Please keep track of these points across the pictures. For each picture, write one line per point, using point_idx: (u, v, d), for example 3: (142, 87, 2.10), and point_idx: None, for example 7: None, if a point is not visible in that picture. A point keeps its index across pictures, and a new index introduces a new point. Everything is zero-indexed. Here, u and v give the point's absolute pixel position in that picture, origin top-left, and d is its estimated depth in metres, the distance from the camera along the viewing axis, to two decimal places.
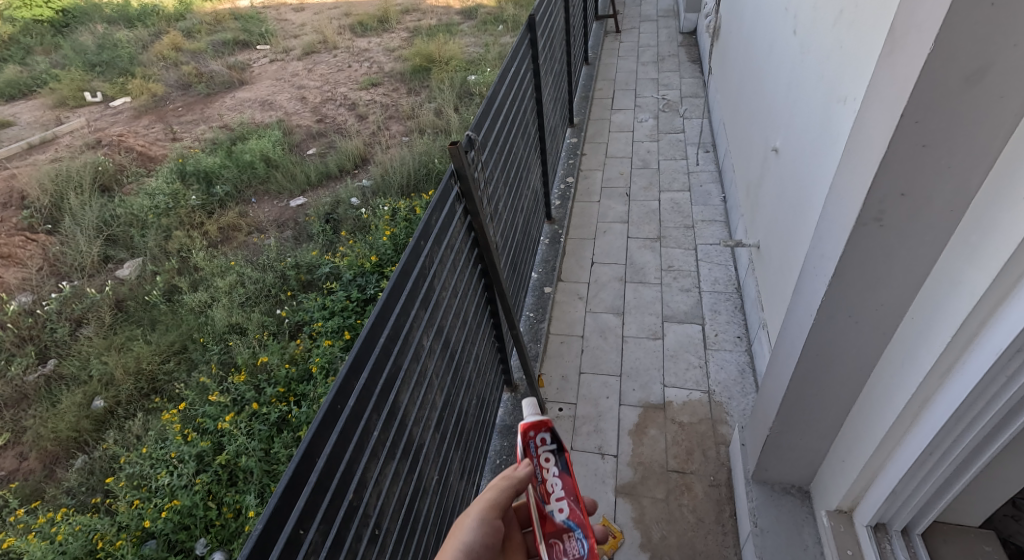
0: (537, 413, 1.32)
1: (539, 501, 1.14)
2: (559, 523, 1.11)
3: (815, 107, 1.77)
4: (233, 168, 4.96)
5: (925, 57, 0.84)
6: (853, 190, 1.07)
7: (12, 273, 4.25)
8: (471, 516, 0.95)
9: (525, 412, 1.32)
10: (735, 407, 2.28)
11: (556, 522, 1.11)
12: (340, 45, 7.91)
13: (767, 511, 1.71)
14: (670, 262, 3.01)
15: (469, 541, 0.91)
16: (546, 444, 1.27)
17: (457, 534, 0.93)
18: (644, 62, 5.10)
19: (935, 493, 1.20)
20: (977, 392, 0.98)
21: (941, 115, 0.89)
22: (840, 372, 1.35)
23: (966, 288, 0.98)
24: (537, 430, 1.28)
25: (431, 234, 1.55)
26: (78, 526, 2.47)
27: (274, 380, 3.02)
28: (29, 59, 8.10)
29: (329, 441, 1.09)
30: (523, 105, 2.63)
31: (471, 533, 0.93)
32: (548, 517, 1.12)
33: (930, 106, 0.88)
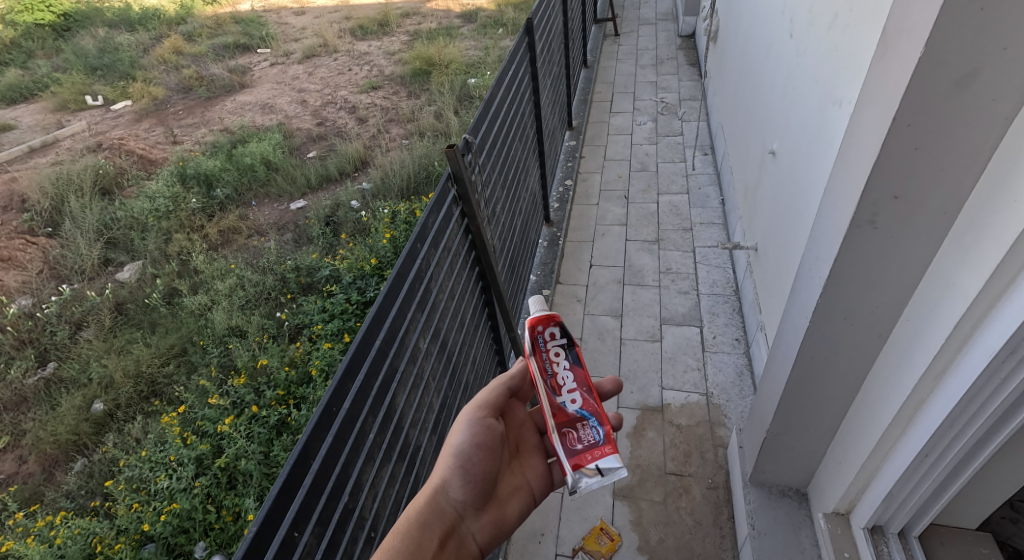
0: (543, 308, 1.34)
1: (551, 394, 1.25)
2: (572, 413, 1.22)
3: (811, 110, 1.78)
4: (233, 171, 4.96)
5: (916, 61, 0.85)
6: (847, 192, 1.08)
7: (12, 276, 4.25)
8: (463, 421, 1.20)
9: (532, 308, 1.33)
10: (733, 410, 2.28)
11: (568, 412, 1.22)
12: (341, 49, 7.93)
13: (765, 513, 1.71)
14: (669, 264, 3.02)
15: (460, 440, 1.17)
16: (557, 339, 1.31)
17: (453, 437, 1.19)
18: (643, 64, 5.12)
19: (932, 494, 1.20)
20: (972, 393, 0.98)
21: (933, 119, 0.89)
22: (836, 374, 1.35)
23: (960, 290, 0.98)
24: (546, 325, 1.30)
25: (428, 237, 1.56)
26: (77, 530, 2.48)
27: (273, 383, 3.02)
28: (30, 62, 8.12)
29: (324, 443, 1.09)
30: (521, 109, 2.64)
31: (463, 434, 1.19)
32: (561, 409, 1.22)
33: (922, 110, 0.89)
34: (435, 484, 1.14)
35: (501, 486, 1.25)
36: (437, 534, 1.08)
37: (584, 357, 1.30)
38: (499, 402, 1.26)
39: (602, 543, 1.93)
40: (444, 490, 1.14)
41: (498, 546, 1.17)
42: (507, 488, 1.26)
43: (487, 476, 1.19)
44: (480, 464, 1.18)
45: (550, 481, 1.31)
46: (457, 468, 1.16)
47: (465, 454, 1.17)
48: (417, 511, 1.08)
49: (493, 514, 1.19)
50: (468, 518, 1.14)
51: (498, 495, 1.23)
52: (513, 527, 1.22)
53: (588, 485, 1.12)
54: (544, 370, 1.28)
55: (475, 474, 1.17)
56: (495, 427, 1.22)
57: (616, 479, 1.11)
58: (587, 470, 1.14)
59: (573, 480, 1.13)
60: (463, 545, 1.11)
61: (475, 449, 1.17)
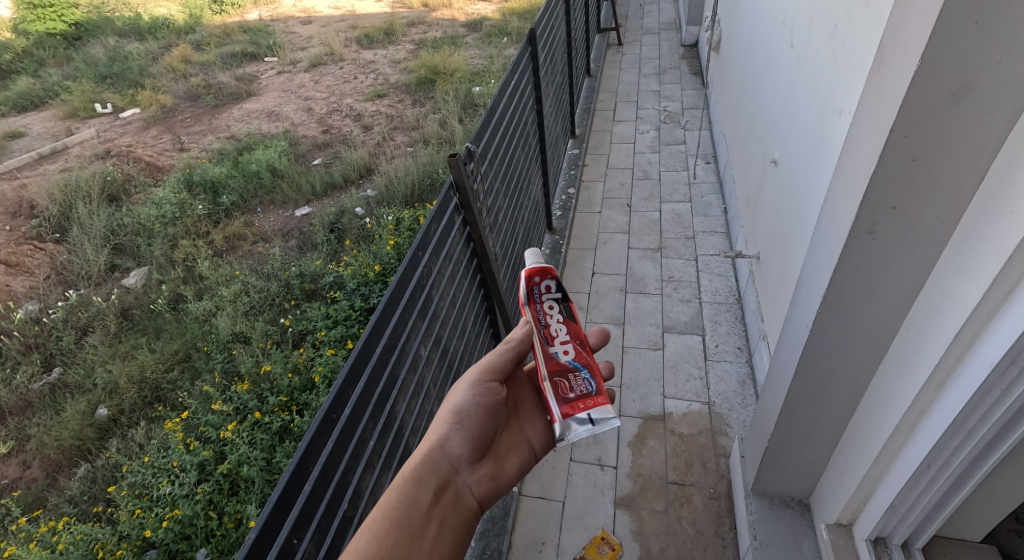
0: (540, 260, 1.35)
1: (545, 344, 1.26)
2: (565, 363, 1.23)
3: (811, 120, 1.78)
4: (239, 178, 5.00)
5: (911, 75, 0.86)
6: (846, 202, 1.08)
7: (19, 282, 4.30)
8: (462, 383, 1.21)
9: (527, 259, 1.34)
10: (735, 419, 2.27)
11: (561, 362, 1.24)
12: (346, 57, 8.01)
13: (767, 524, 1.70)
14: (671, 272, 3.02)
15: (460, 400, 1.19)
16: (551, 293, 1.34)
17: (452, 397, 1.20)
18: (646, 74, 5.15)
19: (935, 506, 1.19)
20: (973, 404, 0.98)
21: (929, 130, 0.90)
22: (837, 384, 1.35)
23: (959, 299, 0.98)
24: (542, 277, 1.32)
25: (430, 245, 1.56)
26: (80, 536, 2.48)
27: (276, 389, 3.03)
28: (41, 71, 8.23)
29: (324, 451, 1.09)
30: (524, 117, 2.66)
31: (462, 393, 1.20)
32: (555, 358, 1.24)
33: (918, 121, 0.89)
34: (432, 441, 1.14)
35: (501, 442, 1.25)
36: (434, 487, 1.07)
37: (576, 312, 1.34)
38: (506, 364, 1.26)
39: (602, 552, 1.92)
40: (442, 446, 1.14)
41: (497, 500, 1.16)
42: (506, 445, 1.26)
43: (485, 433, 1.20)
44: (478, 422, 1.18)
45: (552, 439, 1.29)
46: (454, 425, 1.17)
47: (464, 413, 1.18)
48: (413, 466, 1.09)
49: (491, 469, 1.19)
50: (466, 473, 1.14)
51: (497, 451, 1.23)
52: (512, 481, 1.21)
53: (576, 434, 1.13)
54: (539, 321, 1.29)
55: (473, 432, 1.18)
56: (497, 387, 1.23)
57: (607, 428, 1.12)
58: (579, 418, 1.15)
59: (563, 427, 1.14)
60: (462, 498, 1.10)
61: (474, 408, 1.18)
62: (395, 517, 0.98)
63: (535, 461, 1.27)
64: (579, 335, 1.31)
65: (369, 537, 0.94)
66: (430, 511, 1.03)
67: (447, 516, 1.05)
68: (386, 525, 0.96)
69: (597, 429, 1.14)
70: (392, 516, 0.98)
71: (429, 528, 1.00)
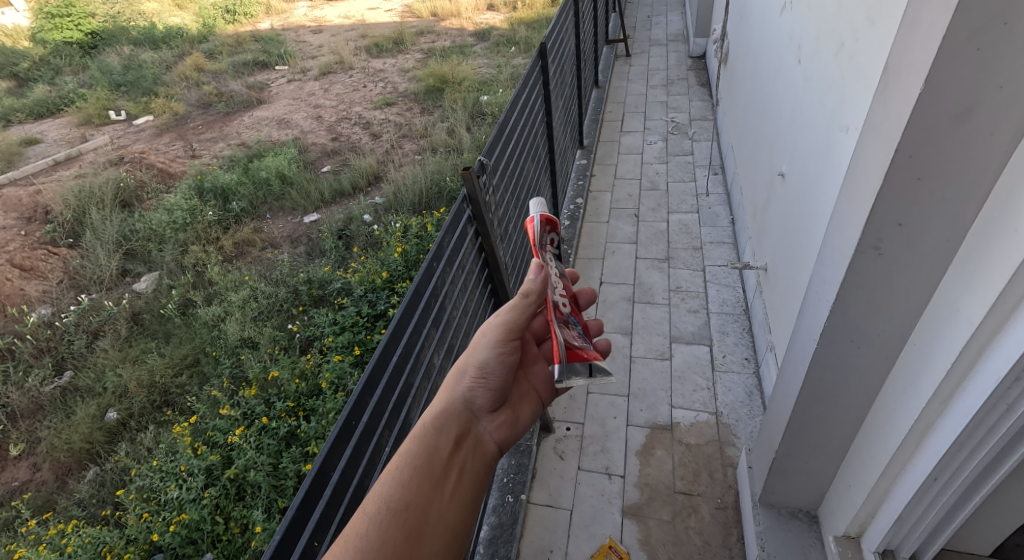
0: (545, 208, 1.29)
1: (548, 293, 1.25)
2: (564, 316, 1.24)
3: (819, 135, 1.80)
4: (249, 185, 5.06)
5: (915, 97, 0.89)
6: (852, 218, 1.10)
7: (33, 286, 4.37)
8: (484, 336, 1.21)
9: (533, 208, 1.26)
10: (743, 429, 2.28)
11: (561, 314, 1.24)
12: (356, 66, 8.11)
13: (775, 535, 1.70)
14: (678, 282, 3.04)
15: (482, 354, 1.18)
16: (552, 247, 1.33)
17: (473, 350, 1.19)
18: (653, 84, 5.19)
19: (942, 519, 1.20)
20: (979, 418, 1.00)
21: (933, 150, 0.92)
22: (845, 398, 1.36)
23: (964, 315, 1.00)
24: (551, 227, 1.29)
25: (444, 256, 1.59)
26: (88, 539, 2.51)
27: (283, 395, 3.06)
28: (57, 79, 8.39)
29: (343, 456, 1.12)
30: (533, 129, 2.69)
31: (485, 347, 1.19)
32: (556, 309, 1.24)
33: (922, 142, 0.92)
34: (452, 392, 1.14)
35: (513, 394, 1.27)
36: (455, 434, 1.07)
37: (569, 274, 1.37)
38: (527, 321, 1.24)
39: None
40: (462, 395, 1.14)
41: (513, 446, 1.17)
42: (517, 396, 1.28)
43: (504, 386, 1.19)
44: (499, 374, 1.18)
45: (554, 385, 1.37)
46: (474, 377, 1.16)
47: (486, 367, 1.18)
48: (434, 414, 1.08)
49: (507, 417, 1.19)
50: (485, 421, 1.14)
51: (511, 402, 1.24)
52: (525, 428, 1.23)
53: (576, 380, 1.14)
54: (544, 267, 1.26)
55: (494, 384, 1.17)
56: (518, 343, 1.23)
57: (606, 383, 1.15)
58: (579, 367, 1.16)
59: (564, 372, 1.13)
60: (482, 443, 1.10)
61: (496, 362, 1.18)
62: (418, 462, 0.98)
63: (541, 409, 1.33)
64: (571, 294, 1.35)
65: (392, 482, 0.94)
66: (452, 457, 1.03)
67: (468, 461, 1.04)
68: (409, 470, 0.96)
69: (594, 381, 1.15)
70: (414, 461, 0.98)
71: (451, 473, 1.00)
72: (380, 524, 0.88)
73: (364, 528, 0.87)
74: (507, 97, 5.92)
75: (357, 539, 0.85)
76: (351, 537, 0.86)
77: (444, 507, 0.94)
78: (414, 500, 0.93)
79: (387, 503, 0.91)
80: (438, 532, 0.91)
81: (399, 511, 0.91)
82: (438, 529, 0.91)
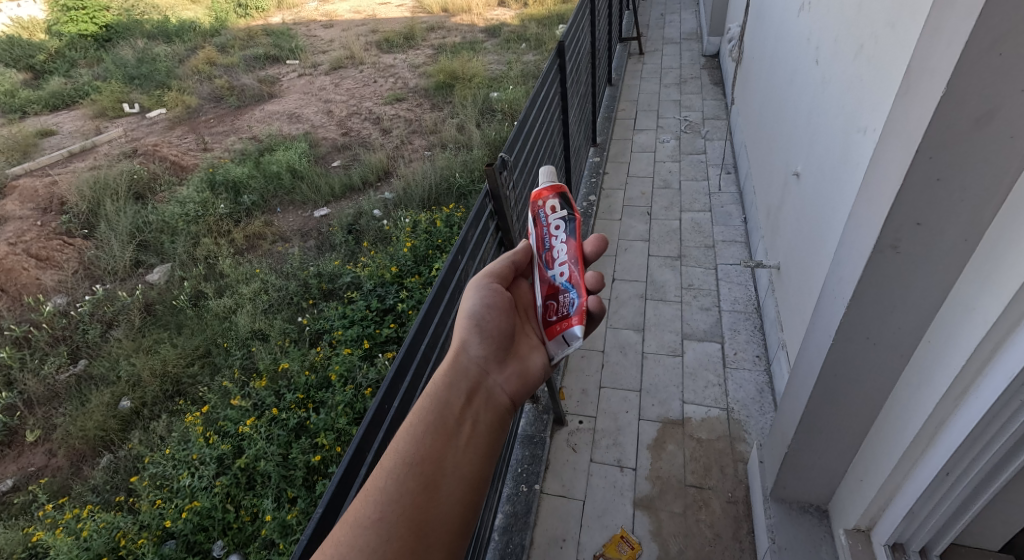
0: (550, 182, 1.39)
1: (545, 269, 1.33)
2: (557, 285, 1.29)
3: (837, 135, 1.82)
4: (260, 179, 5.13)
5: (937, 100, 0.92)
6: (871, 219, 1.13)
7: (49, 275, 4.45)
8: (471, 294, 1.26)
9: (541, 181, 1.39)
10: (754, 426, 2.31)
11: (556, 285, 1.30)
12: (366, 61, 8.14)
13: (786, 528, 1.74)
14: (691, 280, 3.06)
15: (471, 305, 1.24)
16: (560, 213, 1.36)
17: (465, 308, 1.24)
18: (666, 83, 5.20)
19: (954, 513, 1.22)
20: (992, 413, 1.02)
21: (952, 152, 0.95)
22: (858, 394, 1.39)
23: (980, 313, 1.02)
24: (546, 200, 1.36)
25: (467, 249, 1.64)
26: (102, 524, 2.57)
27: (293, 387, 3.11)
28: (72, 71, 8.48)
29: (378, 438, 1.19)
30: (550, 126, 2.72)
31: (472, 299, 1.25)
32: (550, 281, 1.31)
33: (943, 143, 0.95)
34: (455, 349, 1.17)
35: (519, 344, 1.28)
36: (464, 391, 1.10)
37: (580, 231, 1.32)
38: (506, 272, 1.34)
39: (622, 551, 1.98)
40: (465, 351, 1.17)
41: (527, 395, 1.19)
42: (526, 345, 1.29)
43: (503, 334, 1.23)
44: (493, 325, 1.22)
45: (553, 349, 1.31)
46: (473, 334, 1.20)
47: (478, 316, 1.23)
48: (442, 373, 1.11)
49: (517, 368, 1.21)
50: (494, 376, 1.17)
51: (520, 351, 1.26)
52: (540, 378, 1.25)
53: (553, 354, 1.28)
54: (544, 244, 1.35)
55: (491, 336, 1.21)
56: (501, 291, 1.29)
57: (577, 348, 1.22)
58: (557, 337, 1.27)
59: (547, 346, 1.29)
60: (493, 396, 1.13)
61: (484, 309, 1.22)
62: (431, 419, 1.01)
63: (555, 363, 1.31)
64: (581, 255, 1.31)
65: (407, 439, 0.96)
66: (463, 412, 1.05)
67: (481, 413, 1.07)
68: (423, 426, 0.99)
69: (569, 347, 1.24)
70: (426, 417, 1.00)
71: (464, 427, 1.02)
72: (397, 478, 0.90)
73: (382, 482, 0.89)
74: (517, 94, 5.94)
75: (376, 494, 0.88)
76: (371, 493, 0.88)
77: (459, 458, 0.96)
78: (429, 454, 0.95)
79: (402, 458, 0.93)
80: (454, 483, 0.93)
81: (416, 465, 0.93)
82: (454, 479, 0.93)
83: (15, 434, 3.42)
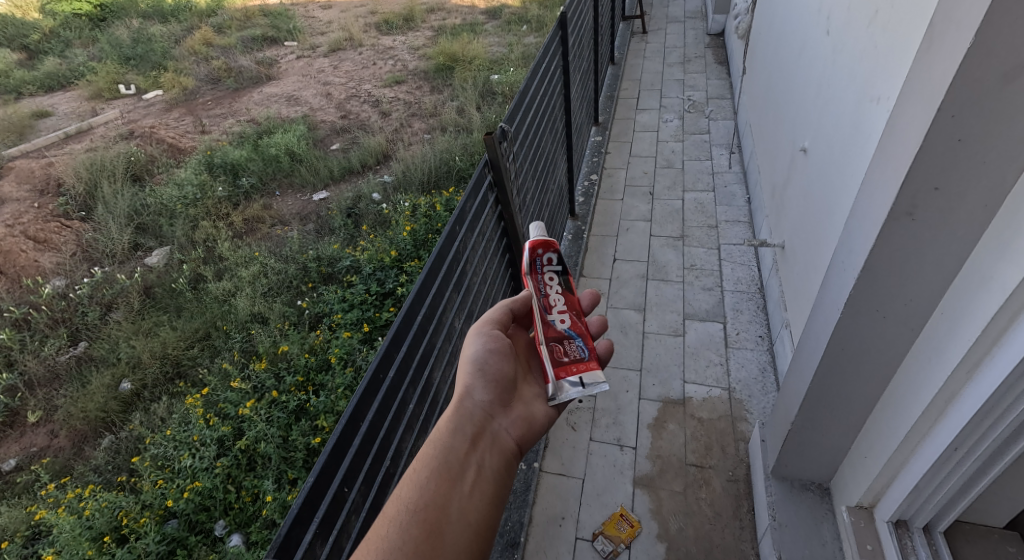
0: (542, 233, 1.42)
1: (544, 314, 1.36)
2: (561, 331, 1.34)
3: (848, 106, 1.78)
4: (258, 161, 5.07)
5: (963, 54, 0.88)
6: (884, 186, 1.10)
7: (47, 258, 4.41)
8: (475, 335, 1.27)
9: (532, 232, 1.42)
10: (755, 405, 2.29)
11: (558, 329, 1.34)
12: (365, 43, 8.02)
13: (786, 506, 1.72)
14: (693, 261, 3.02)
15: (476, 346, 1.24)
16: (552, 265, 1.42)
17: (469, 348, 1.25)
18: (669, 63, 5.11)
19: (959, 488, 1.20)
20: (1007, 386, 0.99)
21: (976, 111, 0.92)
22: (862, 369, 1.36)
23: (997, 282, 0.99)
24: (544, 250, 1.39)
25: (466, 221, 1.62)
26: (104, 503, 2.55)
27: (293, 369, 3.09)
28: (67, 51, 8.34)
29: (371, 408, 1.17)
30: (551, 101, 2.65)
31: (476, 343, 1.26)
32: (551, 326, 1.33)
33: (968, 101, 0.91)
34: (459, 391, 1.17)
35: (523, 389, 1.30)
36: (469, 434, 1.10)
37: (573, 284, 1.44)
38: (504, 319, 1.34)
39: (621, 529, 1.97)
40: (470, 395, 1.17)
41: (532, 442, 1.21)
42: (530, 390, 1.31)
43: (508, 379, 1.23)
44: (498, 366, 1.23)
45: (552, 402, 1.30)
46: (477, 373, 1.20)
47: (484, 357, 1.23)
48: (447, 416, 1.11)
49: (521, 413, 1.23)
50: (499, 420, 1.18)
51: (524, 396, 1.28)
52: (544, 423, 1.25)
53: (568, 394, 1.25)
54: (540, 292, 1.38)
55: (495, 377, 1.22)
56: (503, 337, 1.29)
57: (596, 391, 1.25)
58: (570, 380, 1.28)
59: (556, 388, 1.26)
60: (497, 439, 1.14)
61: (488, 352, 1.23)
62: (436, 464, 1.01)
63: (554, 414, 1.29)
64: (573, 307, 1.41)
65: (411, 485, 0.96)
66: (468, 456, 1.06)
67: (486, 458, 1.08)
68: (427, 471, 0.99)
69: (585, 390, 1.27)
70: (431, 462, 1.01)
71: (470, 471, 1.03)
72: (401, 524, 0.89)
73: (385, 530, 0.88)
74: (518, 77, 5.85)
75: (380, 541, 0.86)
76: (374, 540, 0.86)
77: (464, 504, 0.97)
78: (434, 499, 0.95)
79: (407, 505, 0.92)
80: (460, 530, 0.93)
81: (421, 511, 0.92)
82: (460, 527, 0.94)
83: (17, 415, 3.41)
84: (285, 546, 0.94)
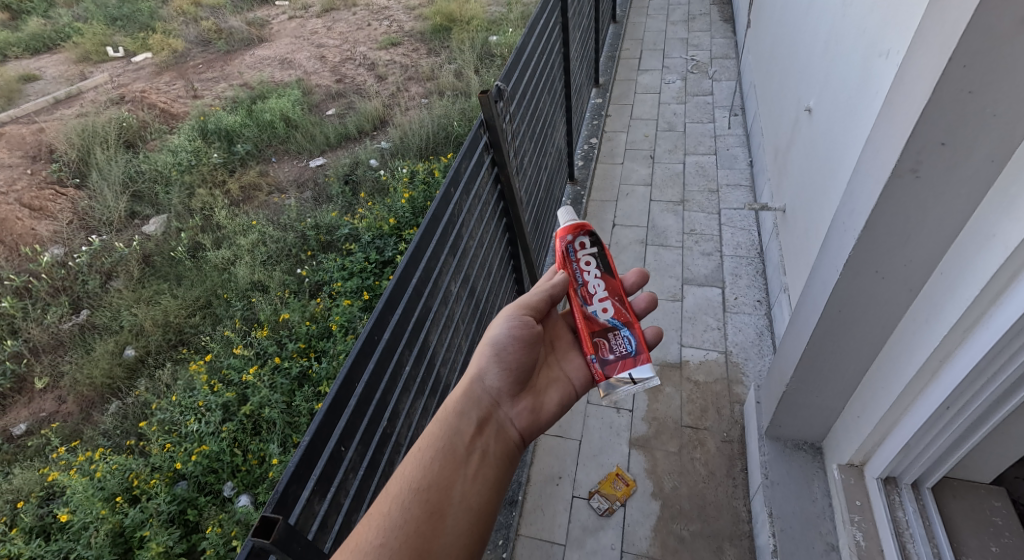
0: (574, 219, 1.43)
1: (583, 304, 1.39)
2: (604, 323, 1.37)
3: (856, 63, 1.74)
4: (253, 127, 4.98)
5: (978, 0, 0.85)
6: (890, 142, 1.08)
7: (42, 226, 4.37)
8: (498, 317, 1.27)
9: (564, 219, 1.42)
10: (751, 368, 2.32)
11: (601, 322, 1.37)
12: (360, 3, 7.79)
13: (779, 464, 1.76)
14: (693, 225, 3.01)
15: (493, 332, 1.24)
16: (587, 249, 1.41)
17: (489, 331, 1.26)
18: (673, 21, 4.96)
19: (949, 446, 1.23)
20: (1000, 345, 1.01)
21: (990, 60, 0.90)
22: (858, 329, 1.37)
23: (999, 240, 0.98)
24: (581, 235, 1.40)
25: (461, 182, 1.61)
26: (115, 465, 2.61)
27: (295, 336, 3.11)
28: (51, 11, 8.07)
29: (367, 369, 1.19)
30: (550, 60, 2.59)
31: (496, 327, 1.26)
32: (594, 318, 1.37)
33: (980, 51, 0.89)
34: (471, 375, 1.20)
35: (536, 380, 1.32)
36: (475, 419, 1.13)
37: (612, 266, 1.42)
38: (540, 304, 1.32)
39: (617, 488, 2.02)
40: (480, 380, 1.20)
41: (535, 433, 1.23)
42: (543, 382, 1.33)
43: (521, 367, 1.25)
44: (514, 354, 1.23)
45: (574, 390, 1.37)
46: (492, 358, 1.22)
47: (500, 345, 1.23)
48: (455, 399, 1.15)
49: (529, 404, 1.24)
50: (507, 407, 1.20)
51: (536, 386, 1.30)
52: (549, 419, 1.27)
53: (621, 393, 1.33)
54: (577, 281, 1.39)
55: (508, 365, 1.23)
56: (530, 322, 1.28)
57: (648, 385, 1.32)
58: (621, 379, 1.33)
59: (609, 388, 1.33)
60: (503, 429, 1.17)
61: (505, 340, 1.23)
62: (441, 446, 1.06)
63: (572, 397, 1.36)
64: (616, 290, 1.41)
65: (415, 465, 1.01)
66: (474, 441, 1.10)
67: (489, 445, 1.11)
68: (432, 452, 1.03)
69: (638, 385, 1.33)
70: (436, 444, 1.05)
71: (473, 457, 1.07)
72: (402, 503, 0.94)
73: (387, 507, 0.94)
74: (517, 38, 5.69)
75: (380, 517, 0.92)
76: (375, 517, 0.92)
77: (466, 488, 1.00)
78: (436, 480, 1.00)
79: (409, 484, 0.98)
80: (460, 514, 0.97)
81: (421, 490, 0.97)
82: (460, 511, 0.98)
83: (23, 381, 3.45)
84: (282, 502, 0.96)
